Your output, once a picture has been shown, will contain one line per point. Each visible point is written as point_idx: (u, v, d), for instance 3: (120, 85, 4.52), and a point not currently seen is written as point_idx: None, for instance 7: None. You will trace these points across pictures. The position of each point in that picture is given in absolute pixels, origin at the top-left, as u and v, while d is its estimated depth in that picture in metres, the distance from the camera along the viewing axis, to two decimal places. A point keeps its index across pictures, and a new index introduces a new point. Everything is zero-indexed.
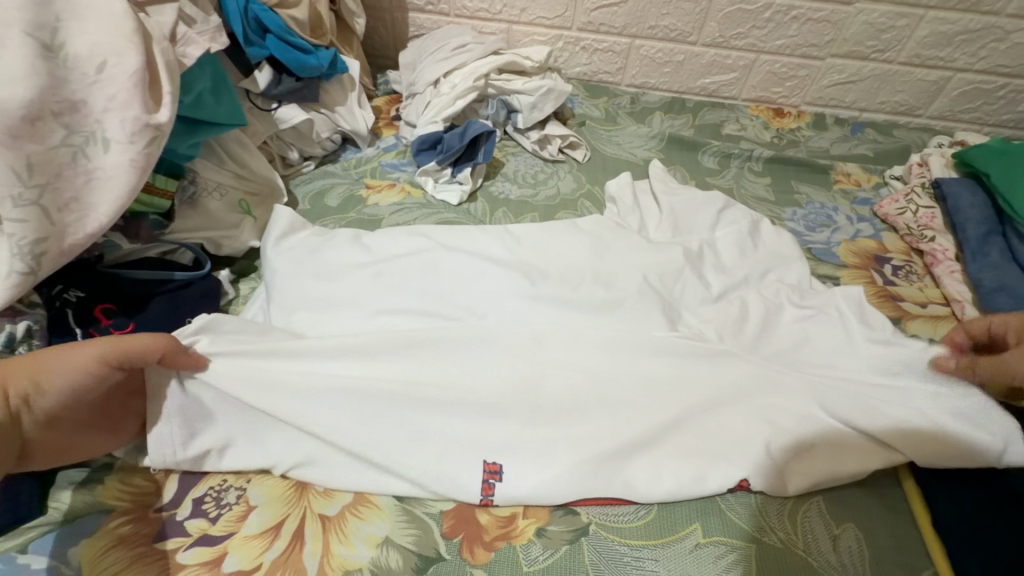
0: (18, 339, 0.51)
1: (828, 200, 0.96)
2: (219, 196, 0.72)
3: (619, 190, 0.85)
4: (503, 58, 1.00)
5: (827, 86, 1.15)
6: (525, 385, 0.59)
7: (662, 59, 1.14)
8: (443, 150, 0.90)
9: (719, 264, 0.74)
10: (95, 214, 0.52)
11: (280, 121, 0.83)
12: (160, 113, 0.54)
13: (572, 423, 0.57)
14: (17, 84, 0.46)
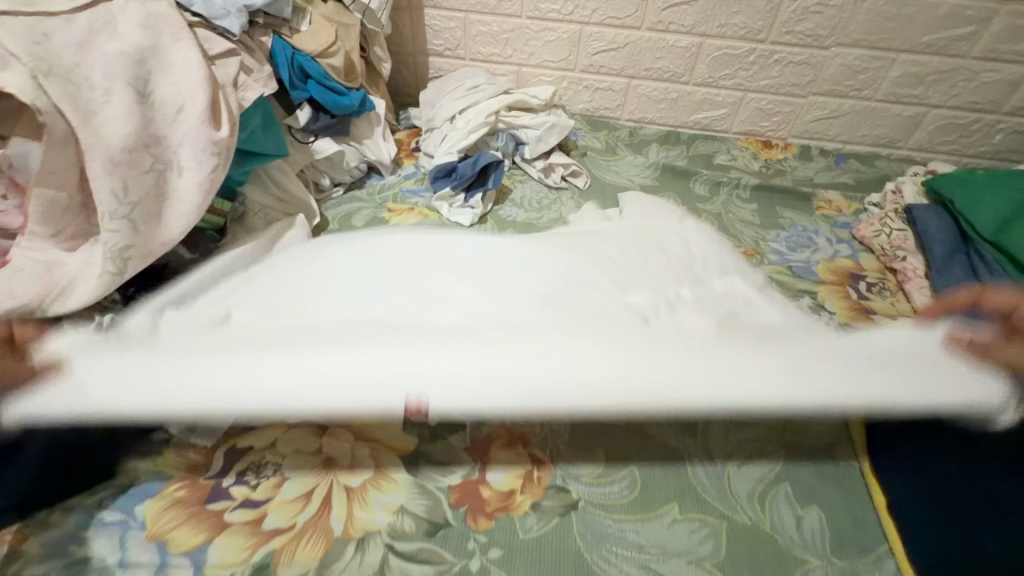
0: (98, 330, 0.59)
1: (809, 224, 1.04)
2: (264, 217, 0.84)
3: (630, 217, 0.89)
4: (511, 97, 1.12)
5: (811, 121, 1.25)
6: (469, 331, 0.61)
7: (657, 97, 1.25)
8: (457, 178, 1.00)
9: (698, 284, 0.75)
10: (168, 228, 0.63)
11: (316, 152, 0.95)
12: (202, 131, 0.63)
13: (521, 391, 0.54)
14: (121, 124, 0.58)
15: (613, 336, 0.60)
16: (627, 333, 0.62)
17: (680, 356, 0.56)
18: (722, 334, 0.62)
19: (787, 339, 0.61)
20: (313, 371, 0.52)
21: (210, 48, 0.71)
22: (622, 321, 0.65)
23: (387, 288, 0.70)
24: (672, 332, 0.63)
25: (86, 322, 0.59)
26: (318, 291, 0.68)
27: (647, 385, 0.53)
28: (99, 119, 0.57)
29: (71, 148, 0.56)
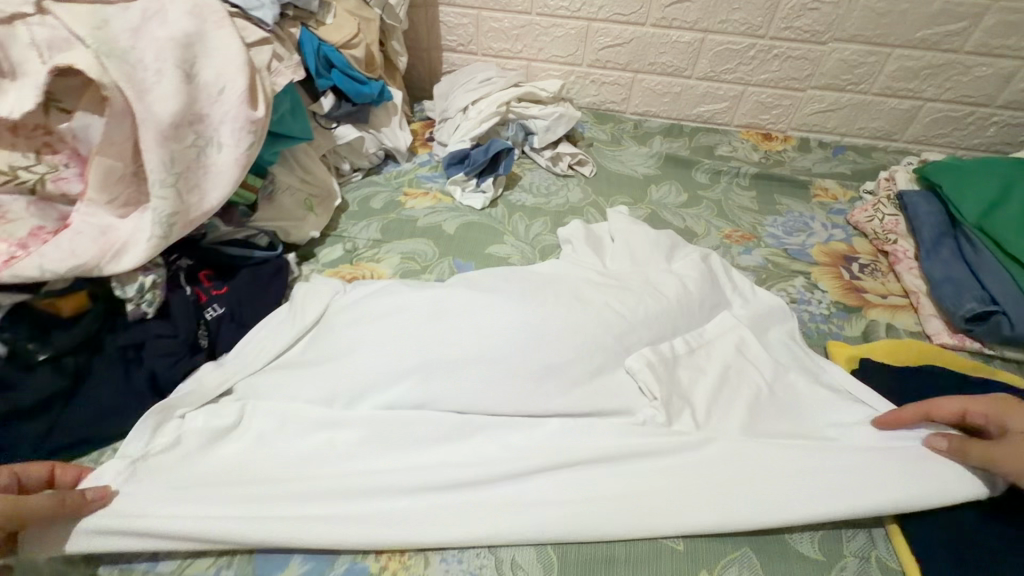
0: (147, 288, 0.66)
1: (805, 211, 1.09)
2: (290, 195, 0.90)
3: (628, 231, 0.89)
4: (522, 89, 1.18)
5: (810, 114, 1.29)
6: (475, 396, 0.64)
7: (661, 91, 1.30)
8: (470, 164, 1.06)
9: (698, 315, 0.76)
10: (208, 197, 0.68)
11: (338, 137, 1.01)
12: (239, 109, 0.69)
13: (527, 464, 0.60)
14: (170, 101, 0.64)
15: (631, 472, 0.61)
16: (639, 452, 0.62)
17: (695, 512, 0.58)
18: (742, 459, 0.61)
19: (818, 485, 0.60)
20: (347, 535, 0.54)
21: (247, 36, 0.77)
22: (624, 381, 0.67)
23: (388, 329, 0.67)
24: (670, 404, 0.65)
25: (136, 280, 0.65)
26: (334, 338, 0.69)
27: (648, 487, 0.60)
28: (151, 97, 0.63)
29: (127, 121, 0.62)
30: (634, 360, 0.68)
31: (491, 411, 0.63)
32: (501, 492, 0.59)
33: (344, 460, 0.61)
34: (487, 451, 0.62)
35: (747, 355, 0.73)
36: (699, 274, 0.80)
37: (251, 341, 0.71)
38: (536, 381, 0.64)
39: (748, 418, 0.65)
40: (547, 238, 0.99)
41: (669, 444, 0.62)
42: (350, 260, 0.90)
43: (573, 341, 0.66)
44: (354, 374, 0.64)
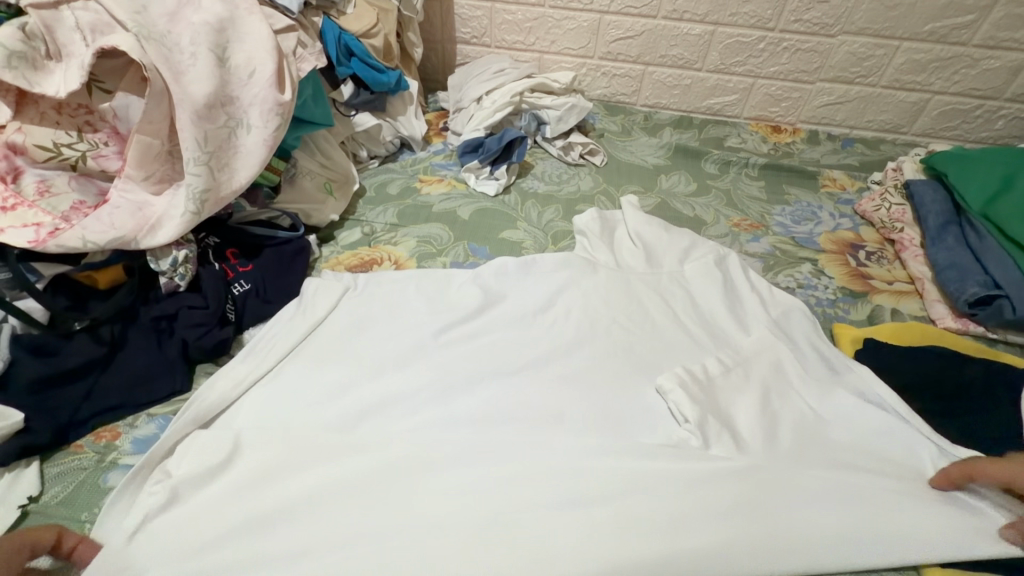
0: (180, 262, 0.69)
1: (814, 201, 1.10)
2: (311, 179, 0.93)
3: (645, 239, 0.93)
4: (534, 79, 1.20)
5: (819, 107, 1.31)
6: (502, 418, 0.68)
7: (672, 83, 1.32)
8: (483, 151, 1.09)
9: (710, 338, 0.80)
10: (237, 176, 0.71)
11: (356, 124, 1.04)
12: (269, 92, 0.72)
13: (553, 485, 0.61)
14: (203, 83, 0.67)
15: (655, 476, 0.62)
16: (662, 453, 0.63)
17: (740, 531, 0.57)
18: (788, 488, 0.60)
19: (865, 511, 0.59)
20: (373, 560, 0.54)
21: (273, 23, 0.80)
22: (643, 410, 0.71)
23: (414, 346, 0.74)
24: (701, 431, 0.66)
25: (170, 254, 0.69)
26: (353, 343, 0.74)
27: (686, 504, 0.59)
28: (187, 78, 0.66)
29: (164, 102, 0.65)
30: (667, 380, 0.70)
31: (513, 415, 0.68)
32: (531, 496, 0.60)
33: (367, 454, 0.62)
34: (514, 447, 0.64)
35: (785, 375, 0.72)
36: (709, 299, 0.85)
37: (262, 337, 0.73)
38: (557, 414, 0.69)
39: (786, 440, 0.65)
40: (559, 224, 1.02)
41: (703, 461, 0.62)
42: (368, 243, 0.93)
43: (584, 370, 0.74)
44: (375, 384, 0.69)
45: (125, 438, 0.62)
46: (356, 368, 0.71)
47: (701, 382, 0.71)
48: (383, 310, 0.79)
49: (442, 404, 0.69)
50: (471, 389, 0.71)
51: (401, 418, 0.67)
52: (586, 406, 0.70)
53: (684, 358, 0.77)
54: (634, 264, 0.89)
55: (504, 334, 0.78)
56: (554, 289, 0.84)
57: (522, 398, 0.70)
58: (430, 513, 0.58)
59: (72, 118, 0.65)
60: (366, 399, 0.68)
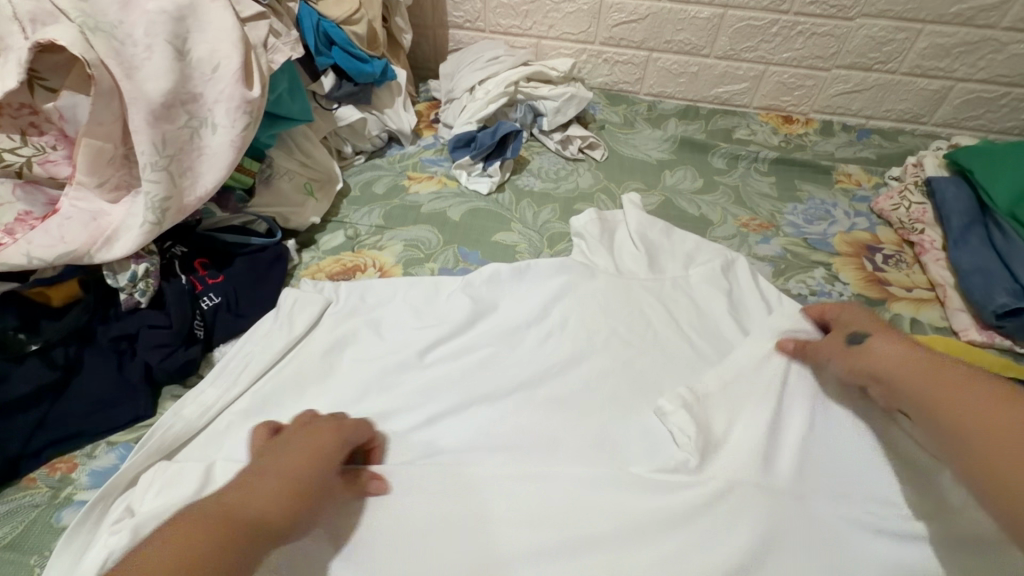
0: (139, 276, 0.63)
1: (828, 198, 1.04)
2: (289, 179, 0.87)
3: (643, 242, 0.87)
4: (531, 68, 1.13)
5: (834, 95, 1.23)
6: (492, 450, 0.63)
7: (677, 71, 1.25)
8: (476, 147, 1.02)
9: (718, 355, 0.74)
10: (203, 182, 0.65)
11: (339, 119, 0.97)
12: (234, 88, 0.65)
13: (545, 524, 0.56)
14: (160, 79, 0.60)
15: (653, 510, 0.56)
16: (659, 484, 0.57)
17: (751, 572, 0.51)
18: (812, 523, 0.54)
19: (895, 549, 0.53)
20: None
21: (242, 11, 0.73)
22: (648, 437, 0.64)
23: (396, 367, 0.69)
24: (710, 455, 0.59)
25: (129, 268, 0.63)
26: (329, 361, 0.69)
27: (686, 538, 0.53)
28: (141, 74, 0.60)
29: (115, 101, 0.59)
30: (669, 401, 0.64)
31: (504, 443, 0.64)
32: (520, 538, 0.55)
33: None
34: (498, 481, 0.59)
35: None
36: (716, 309, 0.79)
37: (235, 357, 0.68)
38: (551, 440, 0.64)
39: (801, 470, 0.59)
40: (556, 226, 0.96)
41: (694, 490, 0.56)
42: (352, 247, 0.88)
43: (581, 393, 0.69)
44: (352, 409, 0.65)
45: (82, 470, 0.58)
46: (336, 395, 0.66)
47: (702, 401, 0.64)
48: (361, 324, 0.73)
49: (428, 432, 0.65)
50: (459, 417, 0.66)
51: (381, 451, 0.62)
52: (582, 430, 0.65)
53: (685, 374, 0.71)
54: (636, 269, 0.84)
55: (494, 350, 0.72)
56: (546, 299, 0.78)
57: (513, 424, 0.66)
58: (412, 562, 0.53)
59: (15, 119, 0.58)
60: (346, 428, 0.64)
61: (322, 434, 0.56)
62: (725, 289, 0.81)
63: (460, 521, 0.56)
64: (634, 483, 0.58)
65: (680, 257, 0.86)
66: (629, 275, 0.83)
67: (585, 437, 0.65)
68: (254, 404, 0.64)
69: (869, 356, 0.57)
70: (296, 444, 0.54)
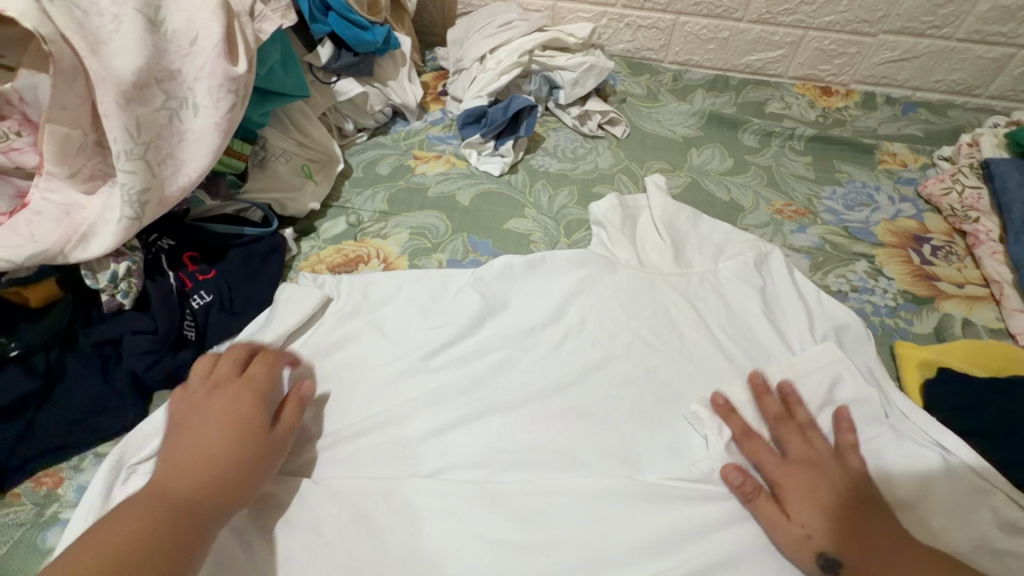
0: (121, 276, 0.58)
1: (869, 180, 0.95)
2: (284, 161, 0.80)
3: (670, 231, 0.80)
4: (547, 34, 1.03)
5: (879, 64, 1.12)
6: (507, 460, 0.59)
7: (706, 36, 1.14)
8: (487, 124, 0.94)
9: (753, 358, 0.68)
10: (185, 170, 0.59)
11: (338, 93, 0.90)
12: (215, 64, 0.58)
13: (565, 541, 0.52)
14: (129, 54, 0.53)
15: (672, 525, 0.53)
16: (676, 497, 0.55)
17: None
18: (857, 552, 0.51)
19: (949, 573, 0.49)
20: None
21: None
22: (674, 449, 0.61)
23: (408, 371, 0.65)
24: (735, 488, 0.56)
25: (109, 268, 0.58)
26: (332, 365, 0.64)
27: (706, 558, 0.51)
28: (109, 50, 0.53)
29: (81, 81, 0.52)
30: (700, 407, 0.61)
31: (520, 459, 0.59)
32: (536, 564, 0.50)
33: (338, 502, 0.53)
34: (516, 499, 0.54)
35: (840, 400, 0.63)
36: (749, 308, 0.72)
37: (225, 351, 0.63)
38: (569, 457, 0.59)
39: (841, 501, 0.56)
40: (573, 211, 0.88)
41: (703, 504, 0.54)
42: (354, 236, 0.81)
43: (601, 402, 0.63)
44: (355, 417, 0.61)
45: (69, 486, 0.54)
46: (344, 398, 0.62)
47: (727, 412, 0.60)
48: (353, 324, 0.68)
49: (439, 436, 0.60)
50: (474, 420, 0.62)
51: (390, 461, 0.58)
52: (600, 441, 0.60)
53: (716, 385, 0.65)
54: (661, 260, 0.77)
55: (510, 348, 0.68)
56: (565, 295, 0.72)
57: (531, 432, 0.61)
58: None
59: None
60: (353, 434, 0.59)
61: (239, 387, 0.55)
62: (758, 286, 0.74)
63: (473, 540, 0.52)
64: (654, 499, 0.55)
65: (709, 249, 0.79)
66: (653, 269, 0.76)
67: (603, 451, 0.60)
68: None
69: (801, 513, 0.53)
70: (213, 399, 0.54)
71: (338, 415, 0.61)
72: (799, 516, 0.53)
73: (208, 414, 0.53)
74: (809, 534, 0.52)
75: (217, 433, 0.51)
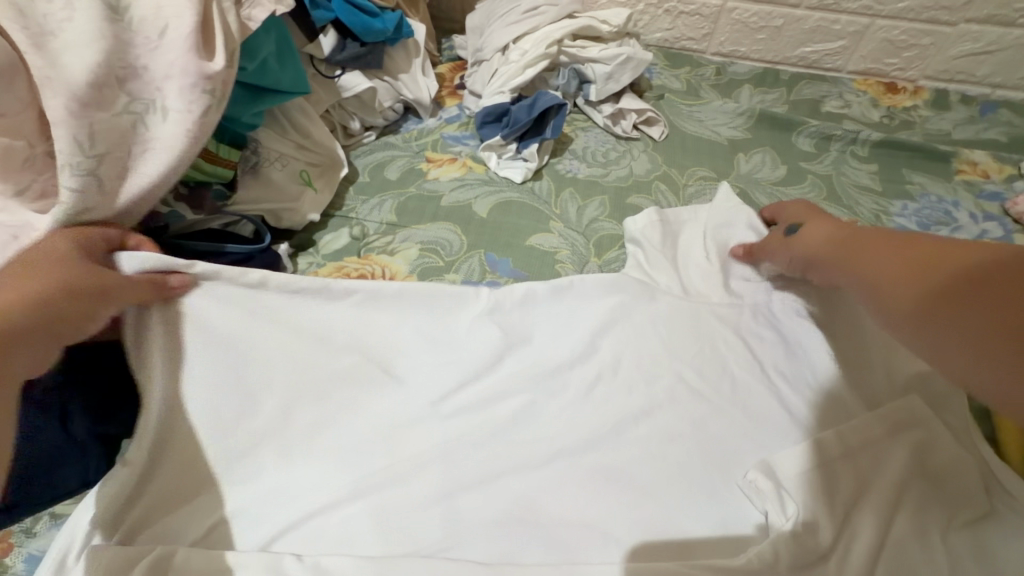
0: None
1: (946, 194, 0.83)
2: (281, 167, 0.71)
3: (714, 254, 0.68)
4: (578, 21, 0.91)
5: (954, 57, 0.99)
6: (527, 533, 0.50)
7: (756, 24, 1.01)
8: (509, 124, 0.84)
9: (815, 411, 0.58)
10: (149, 185, 0.50)
11: (343, 88, 0.80)
12: (188, 63, 0.50)
13: None
14: (85, 50, 0.46)
15: None
16: None
17: None
18: None
19: None
20: None
21: None
22: (721, 518, 0.52)
23: (417, 417, 0.56)
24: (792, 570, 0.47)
25: None
26: (317, 415, 0.55)
27: None
28: (57, 45, 0.45)
29: (21, 79, 0.45)
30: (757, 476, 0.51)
31: (549, 532, 0.50)
32: None
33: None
34: None
35: (921, 470, 0.53)
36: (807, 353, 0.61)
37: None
38: (601, 533, 0.50)
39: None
40: (606, 225, 0.78)
41: None
42: (358, 251, 0.72)
43: (639, 461, 0.54)
44: (353, 474, 0.53)
45: (18, 555, 0.49)
46: (342, 449, 0.54)
47: (791, 488, 0.50)
48: (339, 366, 0.57)
49: (451, 499, 0.52)
50: (489, 480, 0.53)
51: (390, 530, 0.50)
52: (638, 514, 0.51)
53: (772, 443, 0.56)
54: (709, 281, 0.66)
55: (537, 391, 0.58)
56: (590, 328, 0.62)
57: (555, 497, 0.52)
58: None
59: None
60: (351, 495, 0.51)
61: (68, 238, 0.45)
62: (826, 320, 0.63)
63: None
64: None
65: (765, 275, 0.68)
66: (700, 298, 0.65)
67: (638, 522, 0.51)
68: (235, 465, 0.52)
69: (802, 238, 0.58)
70: (35, 249, 0.43)
71: (336, 472, 0.53)
72: (802, 235, 0.59)
73: (32, 268, 0.42)
74: (808, 255, 0.57)
75: (35, 286, 0.41)
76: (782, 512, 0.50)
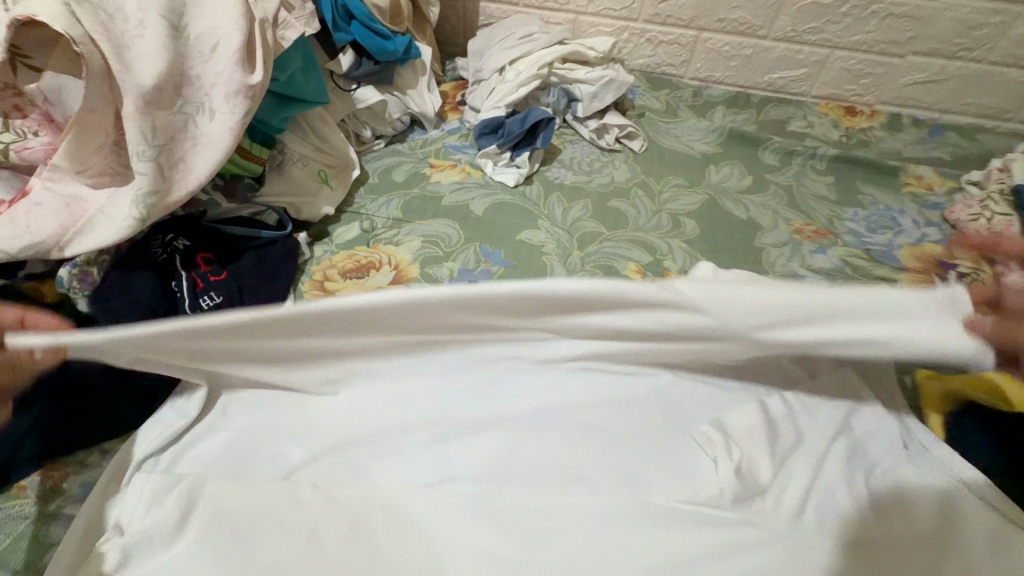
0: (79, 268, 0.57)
1: (894, 203, 0.93)
2: (302, 166, 0.82)
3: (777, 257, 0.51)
4: (567, 47, 1.03)
5: (906, 85, 1.11)
6: (510, 474, 0.58)
7: (728, 53, 1.13)
8: (505, 135, 0.94)
9: None
10: (195, 173, 0.60)
11: (358, 100, 0.91)
12: (246, 74, 0.61)
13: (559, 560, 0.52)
14: (152, 59, 0.55)
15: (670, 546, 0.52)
16: (678, 520, 0.54)
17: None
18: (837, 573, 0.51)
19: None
20: None
21: None
22: (678, 468, 0.59)
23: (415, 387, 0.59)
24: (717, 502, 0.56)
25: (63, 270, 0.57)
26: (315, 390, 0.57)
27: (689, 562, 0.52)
28: (131, 55, 0.55)
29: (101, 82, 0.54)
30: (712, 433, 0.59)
31: (533, 475, 0.58)
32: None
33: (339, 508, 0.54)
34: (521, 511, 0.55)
35: (853, 431, 0.60)
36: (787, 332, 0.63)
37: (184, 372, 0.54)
38: (574, 475, 0.58)
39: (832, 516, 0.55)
40: (587, 224, 0.88)
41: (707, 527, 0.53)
42: (367, 242, 0.82)
43: (612, 421, 0.60)
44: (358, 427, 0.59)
45: (73, 481, 0.57)
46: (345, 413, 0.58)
47: (738, 441, 0.58)
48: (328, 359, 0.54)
49: (446, 446, 0.59)
50: (480, 432, 0.60)
51: (389, 469, 0.57)
52: (609, 463, 0.58)
53: (732, 409, 0.61)
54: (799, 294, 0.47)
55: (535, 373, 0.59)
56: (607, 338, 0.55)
57: (537, 445, 0.59)
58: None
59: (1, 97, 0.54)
60: (355, 442, 0.58)
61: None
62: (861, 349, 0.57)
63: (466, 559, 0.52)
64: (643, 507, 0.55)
65: None
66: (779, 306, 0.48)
67: (608, 470, 0.58)
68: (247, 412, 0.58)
69: None
70: None
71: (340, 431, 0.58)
72: None
73: None
74: None
75: None
76: (729, 457, 0.57)
